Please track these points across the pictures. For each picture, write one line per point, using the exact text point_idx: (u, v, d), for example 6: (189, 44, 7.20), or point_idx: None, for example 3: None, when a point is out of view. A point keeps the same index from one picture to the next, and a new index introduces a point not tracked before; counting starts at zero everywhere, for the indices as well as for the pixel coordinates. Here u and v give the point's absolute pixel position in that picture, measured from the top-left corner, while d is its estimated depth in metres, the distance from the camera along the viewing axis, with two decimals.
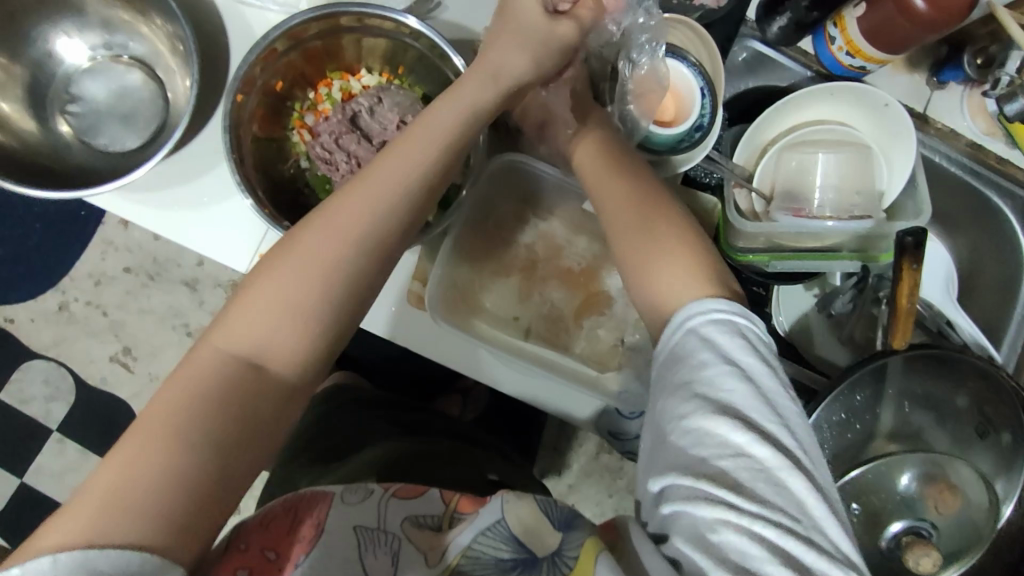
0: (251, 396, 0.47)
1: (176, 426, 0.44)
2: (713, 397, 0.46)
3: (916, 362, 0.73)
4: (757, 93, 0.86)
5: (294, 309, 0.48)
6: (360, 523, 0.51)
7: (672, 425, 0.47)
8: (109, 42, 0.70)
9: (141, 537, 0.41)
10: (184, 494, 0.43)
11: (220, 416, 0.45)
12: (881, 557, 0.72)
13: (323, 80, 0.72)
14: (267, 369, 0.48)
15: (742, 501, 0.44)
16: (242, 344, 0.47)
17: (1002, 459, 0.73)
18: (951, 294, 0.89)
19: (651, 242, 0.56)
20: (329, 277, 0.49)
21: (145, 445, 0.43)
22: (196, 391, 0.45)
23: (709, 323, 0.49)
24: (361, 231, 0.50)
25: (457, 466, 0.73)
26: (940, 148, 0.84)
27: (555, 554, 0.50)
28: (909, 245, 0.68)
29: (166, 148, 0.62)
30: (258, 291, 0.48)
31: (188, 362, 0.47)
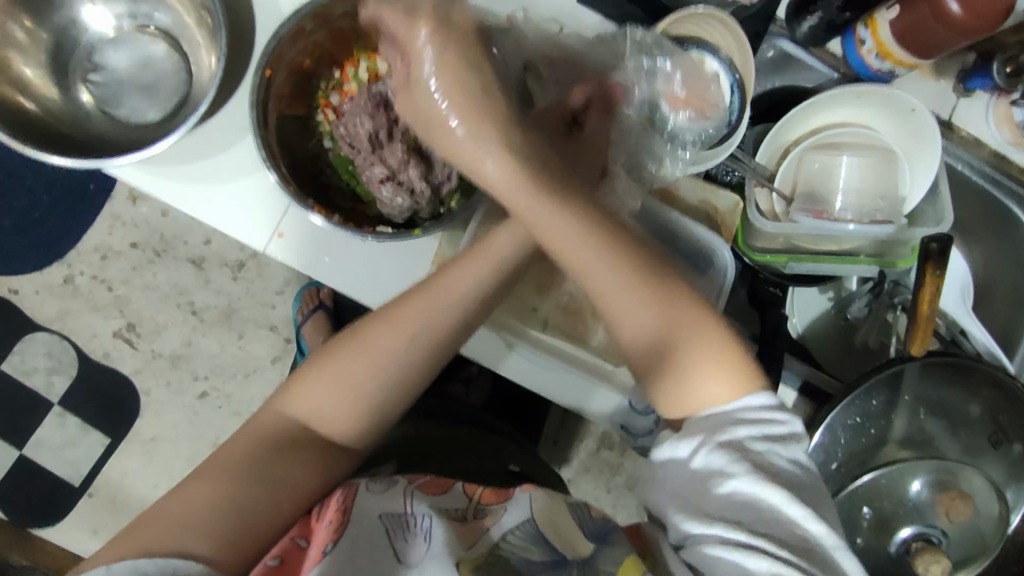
0: (304, 460, 0.50)
1: (234, 467, 0.48)
2: (764, 462, 0.45)
3: (932, 368, 0.73)
4: (785, 92, 0.86)
5: (353, 388, 0.51)
6: (384, 511, 0.53)
7: (714, 481, 0.45)
8: (134, 11, 0.69)
9: (200, 549, 0.44)
10: (233, 518, 0.46)
11: (277, 466, 0.49)
12: (889, 562, 0.73)
13: (350, 59, 0.70)
14: (320, 434, 0.51)
15: (794, 560, 0.43)
16: (303, 410, 0.51)
17: (1011, 466, 0.74)
18: (967, 301, 0.88)
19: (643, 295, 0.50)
20: (380, 365, 0.51)
21: (211, 479, 0.47)
22: (263, 442, 0.50)
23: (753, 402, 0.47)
24: (402, 339, 0.51)
25: (475, 457, 0.72)
26: (963, 156, 0.85)
27: (588, 562, 0.51)
28: (934, 252, 0.65)
29: (191, 122, 0.61)
30: (326, 369, 0.51)
31: (257, 421, 0.51)
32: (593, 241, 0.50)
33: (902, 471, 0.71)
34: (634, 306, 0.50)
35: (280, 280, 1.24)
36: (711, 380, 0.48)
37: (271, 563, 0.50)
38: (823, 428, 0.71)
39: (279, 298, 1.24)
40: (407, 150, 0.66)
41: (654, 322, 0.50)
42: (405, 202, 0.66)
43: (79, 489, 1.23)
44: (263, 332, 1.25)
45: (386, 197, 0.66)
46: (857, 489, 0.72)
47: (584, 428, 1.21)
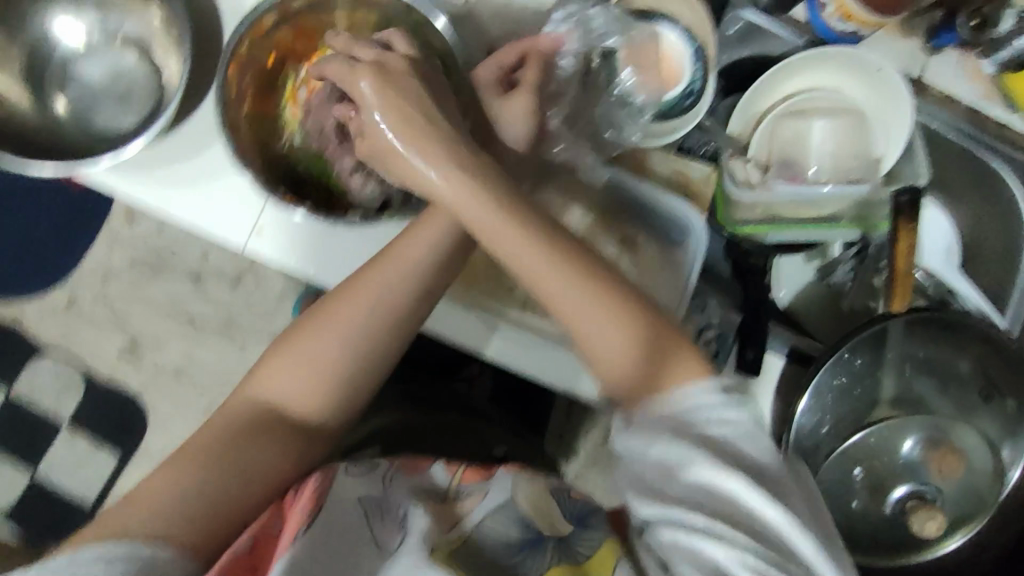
0: (276, 441, 0.52)
1: (207, 452, 0.51)
2: (720, 454, 0.48)
3: (919, 326, 0.71)
4: (752, 63, 0.85)
5: (315, 370, 0.53)
6: (364, 496, 0.56)
7: (673, 475, 0.48)
8: (104, 22, 0.71)
9: (173, 532, 0.47)
10: (208, 503, 0.49)
11: (253, 445, 0.52)
12: (887, 526, 0.72)
13: (314, 55, 0.71)
14: (291, 415, 0.53)
15: (748, 542, 0.46)
16: (271, 393, 0.53)
17: (1005, 423, 0.72)
18: (951, 259, 0.89)
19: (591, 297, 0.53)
20: (342, 340, 0.53)
21: (190, 464, 0.50)
22: (238, 425, 0.52)
23: (704, 394, 0.49)
24: (359, 320, 0.53)
25: (462, 439, 0.74)
26: (938, 114, 0.84)
27: (565, 543, 0.54)
28: (904, 205, 0.65)
29: (161, 125, 0.64)
30: (290, 350, 0.53)
31: (229, 405, 0.53)
32: (549, 249, 0.53)
33: (891, 430, 0.73)
34: (585, 306, 0.53)
35: (278, 289, 1.25)
36: (653, 368, 0.52)
37: (245, 550, 0.52)
38: (810, 389, 0.69)
39: (278, 308, 1.25)
40: None
41: (608, 326, 0.53)
42: (374, 191, 0.68)
43: (94, 508, 1.24)
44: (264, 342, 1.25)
45: (357, 187, 0.69)
46: (846, 450, 0.72)
47: (591, 420, 1.20)
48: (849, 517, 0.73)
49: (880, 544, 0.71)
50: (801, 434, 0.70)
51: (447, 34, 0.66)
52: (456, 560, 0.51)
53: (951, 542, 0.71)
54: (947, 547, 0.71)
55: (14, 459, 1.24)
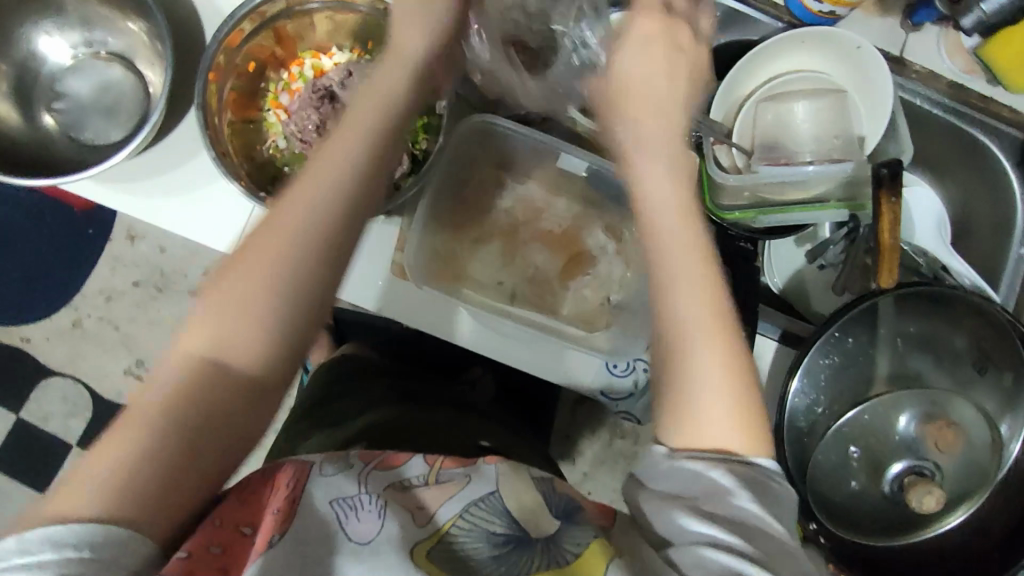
0: (223, 401, 0.41)
1: (147, 417, 0.40)
2: (763, 489, 0.45)
3: (908, 302, 0.71)
4: (732, 49, 0.86)
5: (265, 301, 0.42)
6: (337, 496, 0.51)
7: (719, 501, 0.44)
8: (89, 39, 0.73)
9: (122, 511, 0.38)
10: (155, 476, 0.39)
11: (193, 406, 0.41)
12: (885, 502, 0.71)
13: (294, 60, 0.73)
14: (241, 366, 0.42)
15: None
16: (208, 342, 0.42)
17: (1004, 396, 0.71)
18: (944, 237, 0.86)
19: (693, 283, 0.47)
20: (282, 270, 0.43)
21: (125, 428, 0.39)
22: (171, 384, 0.41)
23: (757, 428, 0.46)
24: (295, 242, 0.43)
25: (448, 434, 0.73)
26: (920, 91, 0.83)
27: (550, 539, 0.52)
28: (886, 176, 0.65)
29: (144, 133, 0.65)
30: (228, 283, 0.42)
31: (163, 366, 0.42)
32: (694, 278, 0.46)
33: (885, 407, 0.72)
34: (681, 286, 0.46)
35: None
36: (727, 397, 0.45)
37: (214, 552, 0.46)
38: (799, 371, 0.69)
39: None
40: None
41: (705, 343, 0.45)
42: None
43: None
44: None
45: None
46: (843, 427, 0.72)
47: (595, 419, 1.21)
48: (847, 496, 0.72)
49: (876, 520, 0.72)
50: (794, 413, 0.70)
51: None
52: (434, 560, 0.50)
53: (953, 519, 0.70)
54: (949, 524, 0.70)
55: (24, 482, 1.25)
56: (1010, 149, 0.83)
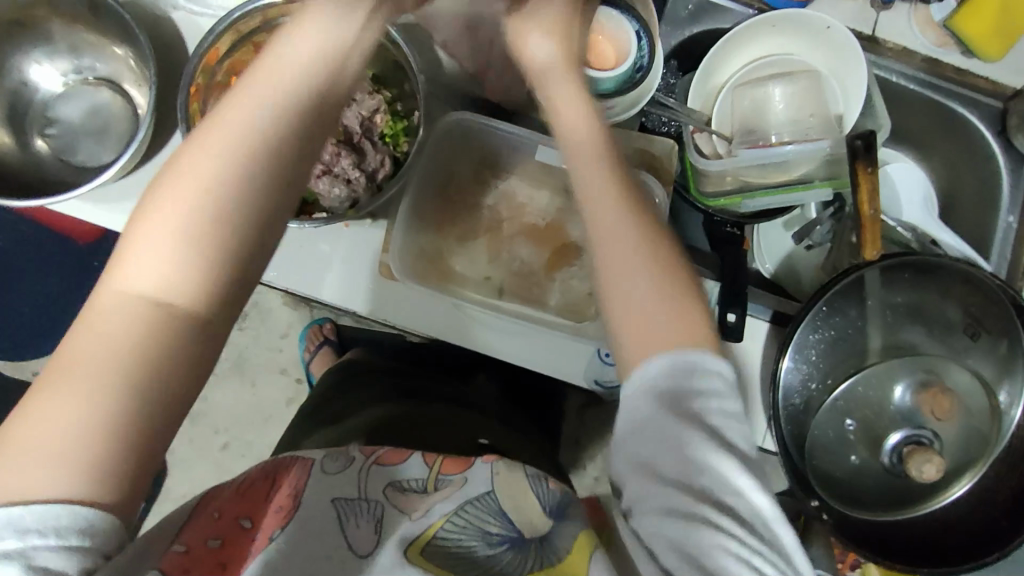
0: (166, 349, 0.38)
1: (89, 364, 0.37)
2: (722, 429, 0.44)
3: (895, 274, 0.71)
4: (706, 37, 0.87)
5: (206, 238, 0.39)
6: (337, 497, 0.51)
7: (674, 451, 0.43)
8: (78, 66, 0.75)
9: (70, 482, 0.35)
10: (105, 436, 0.36)
11: (136, 356, 0.37)
12: (885, 475, 0.73)
13: None
14: (183, 308, 0.38)
15: (745, 538, 0.42)
16: (143, 283, 0.38)
17: (1002, 363, 0.70)
18: (932, 212, 0.87)
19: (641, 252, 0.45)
20: (219, 201, 0.40)
21: (65, 388, 0.36)
22: (109, 335, 0.37)
23: (718, 370, 0.44)
24: (228, 174, 0.40)
25: (449, 429, 0.74)
26: (895, 67, 0.85)
27: (544, 539, 0.51)
28: (860, 147, 0.66)
29: (130, 150, 0.67)
30: (157, 218, 0.39)
31: (95, 311, 0.38)
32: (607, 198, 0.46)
33: (880, 377, 0.73)
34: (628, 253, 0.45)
35: (284, 323, 1.28)
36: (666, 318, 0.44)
37: (212, 545, 0.46)
38: (789, 349, 0.69)
39: (285, 341, 1.28)
40: (337, 144, 0.69)
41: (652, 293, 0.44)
42: (342, 192, 0.68)
43: None
44: (275, 376, 1.28)
45: (323, 190, 0.69)
46: (836, 400, 0.73)
47: (604, 423, 1.20)
48: (848, 472, 0.73)
49: (879, 493, 0.73)
50: (789, 389, 0.70)
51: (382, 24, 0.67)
52: (430, 558, 0.49)
53: (958, 489, 0.71)
54: (955, 494, 0.71)
55: None
56: (987, 117, 0.84)
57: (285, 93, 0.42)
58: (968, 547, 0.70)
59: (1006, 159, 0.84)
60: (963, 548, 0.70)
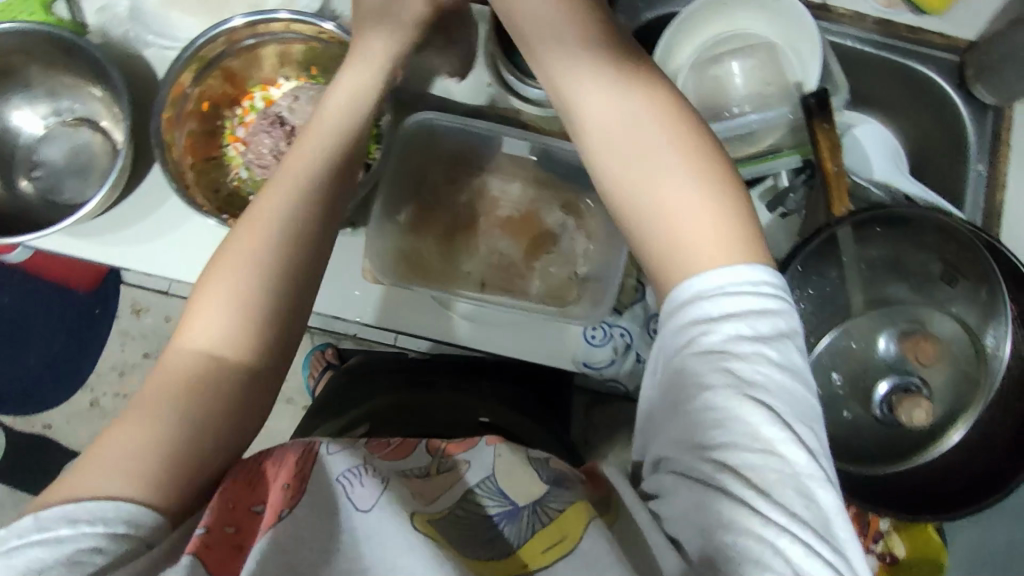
0: (215, 391, 0.45)
1: (156, 401, 0.45)
2: (748, 374, 0.44)
3: (867, 229, 0.70)
4: (662, 23, 0.89)
5: (245, 301, 0.47)
6: (343, 470, 0.46)
7: (696, 399, 0.45)
8: (57, 108, 0.78)
9: (130, 491, 0.41)
10: (161, 456, 0.43)
11: (191, 396, 0.45)
12: (881, 428, 0.73)
13: (246, 95, 0.79)
14: (228, 357, 0.46)
15: (768, 496, 0.42)
16: (202, 339, 0.46)
17: (984, 309, 0.71)
18: (900, 166, 0.89)
19: (693, 185, 0.48)
20: (252, 267, 0.48)
21: (133, 419, 0.44)
22: (172, 379, 0.45)
23: (747, 314, 0.45)
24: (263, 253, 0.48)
25: (451, 413, 0.78)
26: (849, 32, 0.87)
27: (536, 503, 0.49)
28: (813, 105, 0.70)
29: (112, 179, 0.69)
30: (208, 288, 0.47)
31: (165, 364, 0.46)
32: (681, 140, 0.50)
33: (864, 330, 0.73)
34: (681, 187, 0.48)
35: None
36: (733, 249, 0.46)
37: (228, 531, 0.42)
38: None
39: (289, 370, 1.29)
40: None
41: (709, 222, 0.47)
42: None
43: None
44: (281, 406, 1.29)
45: None
46: (822, 357, 0.72)
47: (611, 421, 1.20)
48: (842, 428, 0.73)
49: (873, 445, 0.73)
50: None
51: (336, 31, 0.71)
52: (436, 530, 0.46)
53: (953, 437, 0.72)
54: (949, 442, 0.72)
55: None
56: (944, 70, 0.86)
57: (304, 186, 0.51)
58: (969, 492, 0.71)
59: (967, 109, 0.86)
60: (963, 491, 0.71)
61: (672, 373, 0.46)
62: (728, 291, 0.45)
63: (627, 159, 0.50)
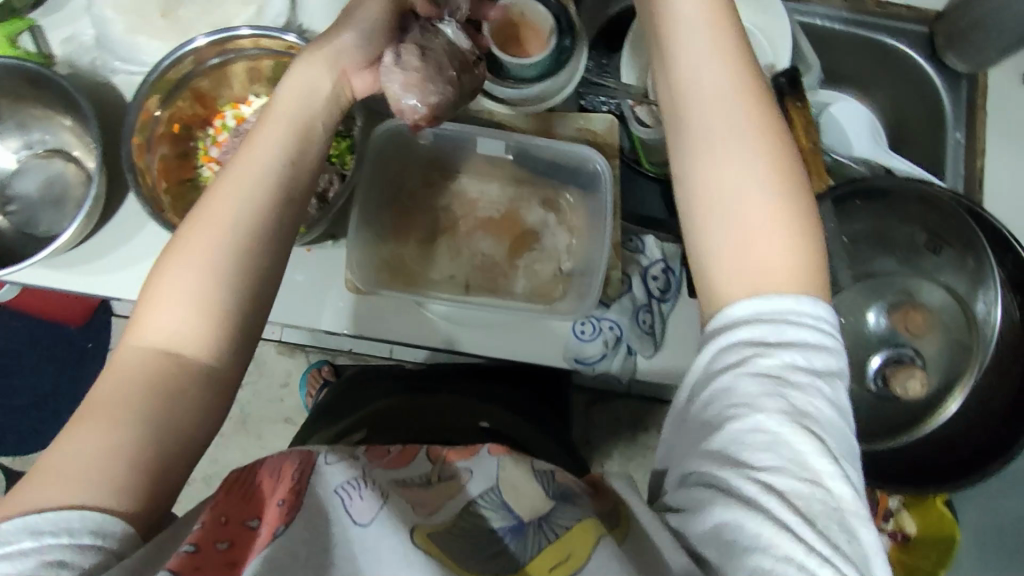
0: (177, 395, 0.43)
1: (113, 403, 0.42)
2: (799, 401, 0.42)
3: (847, 204, 0.71)
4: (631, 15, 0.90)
5: (206, 303, 0.45)
6: (341, 484, 0.46)
7: (743, 416, 0.42)
8: (28, 141, 0.78)
9: (94, 498, 0.39)
10: (125, 461, 0.41)
11: (150, 399, 0.43)
12: (879, 404, 0.72)
13: (217, 114, 0.79)
14: (192, 357, 0.44)
15: (813, 526, 0.39)
16: (155, 339, 0.44)
17: (971, 275, 0.71)
18: (880, 143, 0.88)
19: (753, 183, 0.45)
20: (217, 275, 0.45)
21: (91, 424, 0.41)
22: (126, 381, 0.43)
23: (798, 339, 0.43)
24: (224, 265, 0.45)
25: (449, 416, 0.76)
26: (818, 11, 0.87)
27: (543, 519, 0.48)
28: (785, 85, 0.70)
29: (85, 206, 0.69)
30: (163, 289, 0.45)
31: (118, 364, 0.44)
32: (759, 131, 0.46)
33: (855, 302, 0.72)
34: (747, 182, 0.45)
35: (282, 373, 1.28)
36: (785, 267, 0.44)
37: (220, 547, 0.42)
38: None
39: (285, 391, 1.28)
40: None
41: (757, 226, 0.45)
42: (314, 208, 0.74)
43: None
44: (280, 428, 1.28)
45: None
46: None
47: (612, 419, 1.19)
48: None
49: (873, 421, 0.72)
50: None
51: (300, 43, 0.71)
52: (437, 544, 0.45)
53: (952, 405, 0.71)
54: (949, 410, 0.71)
55: None
56: (914, 41, 0.86)
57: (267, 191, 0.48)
58: (971, 461, 0.70)
59: (941, 78, 0.86)
60: (961, 464, 0.70)
61: (717, 390, 0.44)
62: (776, 312, 0.43)
63: (699, 142, 0.47)
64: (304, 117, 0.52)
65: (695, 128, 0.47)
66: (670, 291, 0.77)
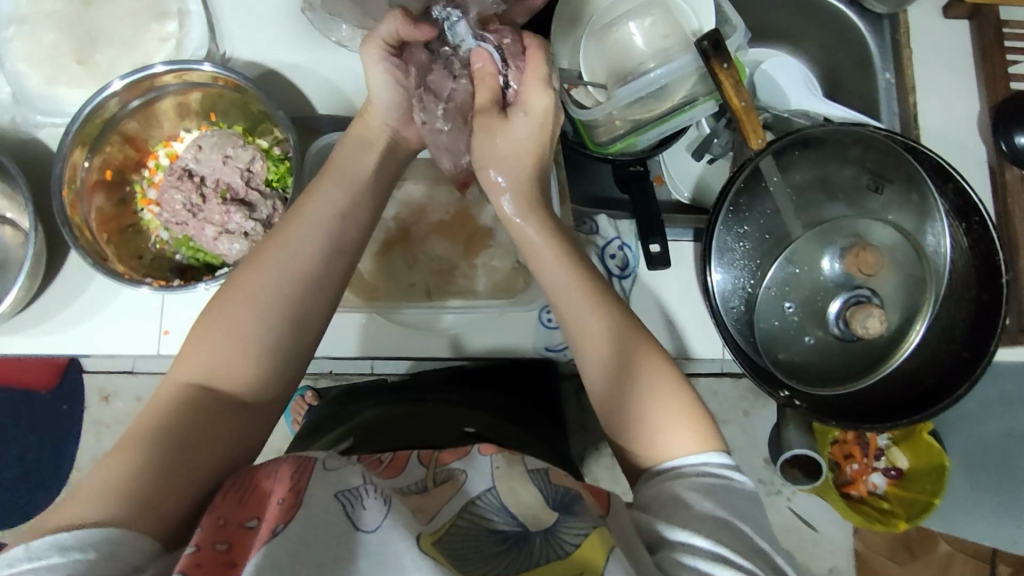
0: (218, 423, 0.48)
1: (152, 428, 0.46)
2: (735, 503, 0.50)
3: (786, 155, 0.72)
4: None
5: (245, 341, 0.51)
6: (339, 489, 0.45)
7: (693, 501, 0.49)
8: None
9: (118, 515, 0.42)
10: (154, 479, 0.44)
11: (184, 428, 0.47)
12: (843, 346, 0.74)
13: (150, 155, 0.77)
14: (227, 392, 0.50)
15: None
16: (196, 372, 0.49)
17: (917, 210, 0.73)
18: (814, 92, 0.88)
19: (578, 305, 0.57)
20: (262, 309, 0.51)
21: (125, 448, 0.45)
22: (162, 411, 0.47)
23: (725, 467, 0.52)
24: (270, 296, 0.52)
25: (433, 421, 0.73)
26: None
27: (549, 530, 0.47)
28: (707, 48, 0.70)
29: (26, 267, 0.67)
30: (208, 327, 0.51)
31: (157, 397, 0.49)
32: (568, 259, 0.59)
33: (808, 248, 0.73)
34: (580, 309, 0.57)
35: None
36: (696, 435, 0.53)
37: (220, 548, 0.42)
38: (712, 251, 0.71)
39: None
40: (225, 204, 0.72)
41: (592, 327, 0.57)
42: (241, 247, 0.71)
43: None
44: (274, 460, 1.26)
45: (227, 249, 0.72)
46: (771, 289, 0.73)
47: None
48: (809, 355, 0.74)
49: (842, 366, 0.74)
50: (724, 297, 0.72)
51: (218, 72, 0.70)
52: (442, 552, 0.45)
53: (916, 334, 0.73)
54: (914, 341, 0.73)
55: None
56: None
57: (318, 232, 0.55)
58: (939, 389, 0.71)
59: (863, 23, 0.87)
60: (932, 392, 0.71)
61: (668, 489, 0.51)
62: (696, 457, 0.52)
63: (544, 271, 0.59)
64: (359, 176, 0.61)
65: (579, 338, 0.57)
66: (629, 268, 0.81)
